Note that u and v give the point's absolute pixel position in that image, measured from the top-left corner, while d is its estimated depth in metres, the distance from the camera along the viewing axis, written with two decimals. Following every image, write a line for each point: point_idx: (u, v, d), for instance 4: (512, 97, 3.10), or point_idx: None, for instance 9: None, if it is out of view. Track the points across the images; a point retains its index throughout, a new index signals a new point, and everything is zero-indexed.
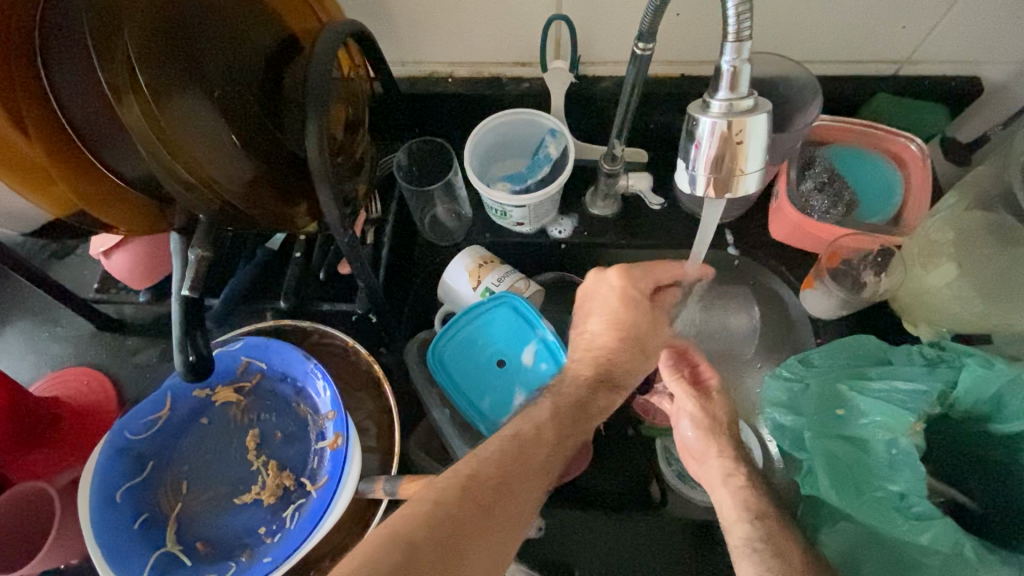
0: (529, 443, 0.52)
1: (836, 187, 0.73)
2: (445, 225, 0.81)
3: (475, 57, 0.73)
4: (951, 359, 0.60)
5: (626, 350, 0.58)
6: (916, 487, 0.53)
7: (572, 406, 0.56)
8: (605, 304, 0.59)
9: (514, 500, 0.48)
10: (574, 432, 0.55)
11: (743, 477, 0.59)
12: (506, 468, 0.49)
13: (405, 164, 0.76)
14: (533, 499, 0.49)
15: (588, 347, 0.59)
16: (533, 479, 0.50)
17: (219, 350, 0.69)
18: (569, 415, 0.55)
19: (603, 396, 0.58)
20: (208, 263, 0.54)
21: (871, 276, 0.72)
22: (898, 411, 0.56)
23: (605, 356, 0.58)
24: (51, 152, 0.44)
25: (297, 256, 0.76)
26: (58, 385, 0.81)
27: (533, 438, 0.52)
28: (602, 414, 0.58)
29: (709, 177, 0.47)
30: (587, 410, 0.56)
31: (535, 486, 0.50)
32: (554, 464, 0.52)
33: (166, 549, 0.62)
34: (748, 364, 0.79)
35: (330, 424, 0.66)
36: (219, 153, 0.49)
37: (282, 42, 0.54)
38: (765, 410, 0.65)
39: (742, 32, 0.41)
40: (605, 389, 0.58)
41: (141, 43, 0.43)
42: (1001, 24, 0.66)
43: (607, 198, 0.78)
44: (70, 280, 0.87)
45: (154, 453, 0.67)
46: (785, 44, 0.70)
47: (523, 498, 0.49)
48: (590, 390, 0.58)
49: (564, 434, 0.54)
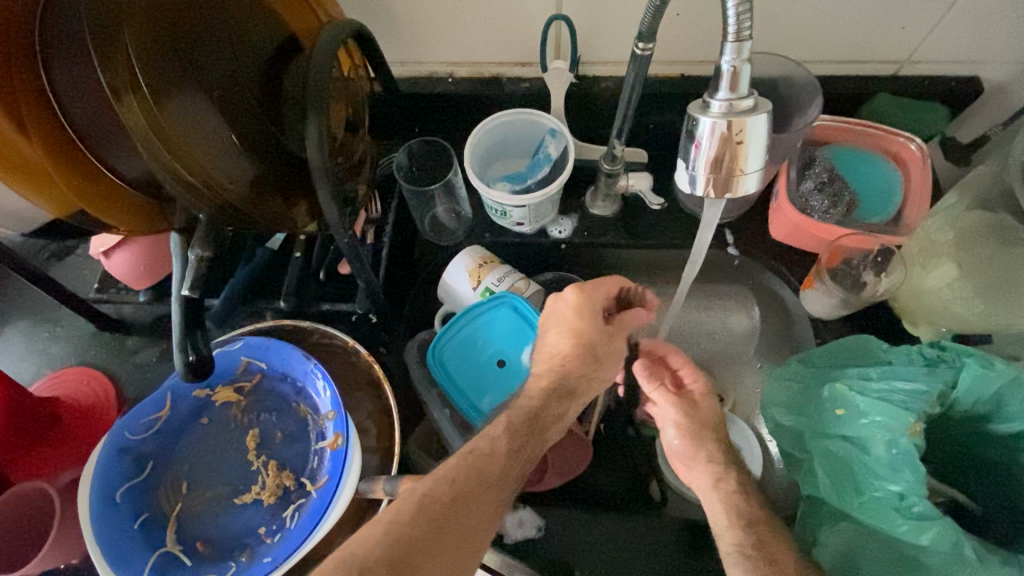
0: (486, 455, 0.51)
1: (836, 187, 0.73)
2: (445, 225, 0.82)
3: (475, 57, 0.73)
4: (951, 359, 0.59)
5: (581, 359, 0.59)
6: (916, 488, 0.53)
7: (525, 416, 0.55)
8: (561, 319, 0.61)
9: (472, 514, 0.48)
10: (530, 443, 0.54)
11: (732, 482, 0.58)
12: (460, 484, 0.49)
13: (405, 165, 0.77)
14: (492, 512, 0.49)
15: (547, 356, 0.60)
16: (491, 491, 0.50)
17: (219, 350, 0.69)
18: (523, 425, 0.55)
19: (557, 404, 0.58)
20: (208, 263, 0.54)
21: (871, 276, 0.72)
22: (898, 411, 0.55)
23: (561, 364, 0.59)
24: (51, 152, 0.44)
25: (297, 257, 0.76)
26: (58, 385, 0.81)
27: (487, 451, 0.52)
28: (557, 424, 0.58)
29: (710, 177, 0.47)
30: (543, 420, 0.56)
31: (494, 498, 0.49)
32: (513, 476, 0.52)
33: (166, 549, 0.63)
34: (748, 364, 0.81)
35: (330, 424, 0.66)
36: (219, 154, 0.49)
37: (282, 43, 0.54)
38: (766, 409, 0.67)
39: (742, 32, 0.41)
40: (559, 397, 0.58)
41: (141, 43, 0.43)
42: (1001, 24, 0.66)
43: (607, 198, 0.78)
44: (70, 280, 0.87)
45: (154, 453, 0.67)
46: (785, 44, 0.70)
47: (481, 511, 0.48)
48: (546, 398, 0.57)
49: (519, 444, 0.53)
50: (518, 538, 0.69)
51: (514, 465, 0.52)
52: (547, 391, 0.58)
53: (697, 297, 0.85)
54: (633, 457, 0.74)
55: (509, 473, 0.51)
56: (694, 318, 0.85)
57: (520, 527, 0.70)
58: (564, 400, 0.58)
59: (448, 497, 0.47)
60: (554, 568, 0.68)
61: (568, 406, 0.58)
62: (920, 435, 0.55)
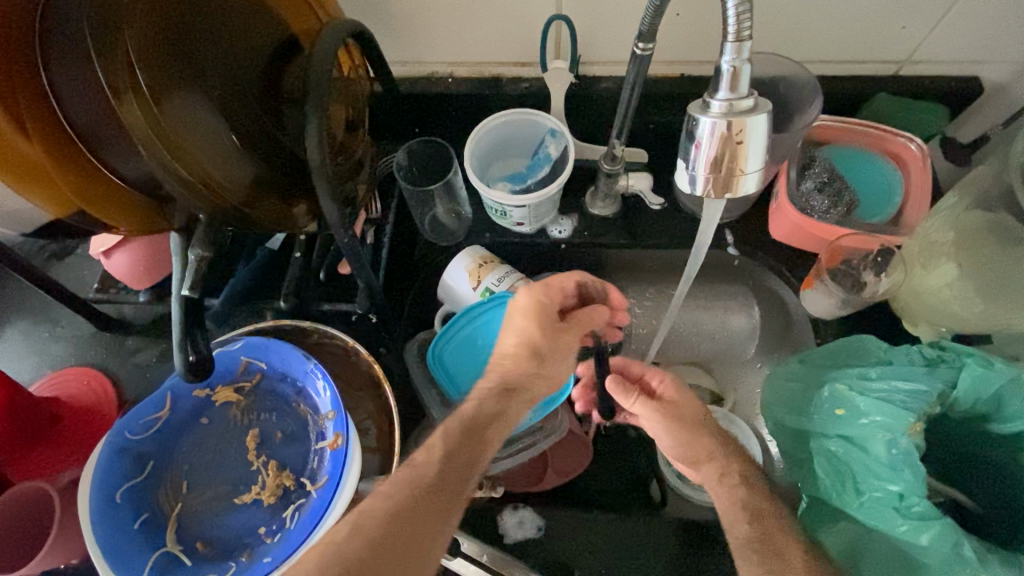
0: (422, 469, 0.49)
1: (836, 187, 0.73)
2: (445, 225, 0.81)
3: (475, 57, 0.73)
4: (951, 359, 0.59)
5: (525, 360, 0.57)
6: (915, 487, 0.52)
7: (461, 422, 0.52)
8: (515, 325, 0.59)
9: (412, 533, 0.45)
10: (470, 444, 0.51)
11: (736, 476, 0.58)
12: (393, 504, 0.46)
13: (405, 165, 0.77)
14: (434, 525, 0.46)
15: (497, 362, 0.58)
16: (430, 505, 0.47)
17: (219, 350, 0.69)
18: (458, 429, 0.52)
19: (495, 401, 0.54)
20: (208, 263, 0.54)
21: (871, 276, 0.71)
22: (898, 411, 0.55)
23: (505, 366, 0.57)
24: (51, 152, 0.44)
25: (297, 256, 0.74)
26: (57, 385, 0.81)
27: (422, 464, 0.49)
28: (503, 422, 0.54)
29: (709, 177, 0.47)
30: (480, 421, 0.53)
31: (435, 511, 0.47)
32: (456, 481, 0.49)
33: (166, 549, 0.63)
34: (748, 364, 0.83)
35: (330, 424, 0.66)
36: (220, 154, 0.49)
37: (282, 43, 0.54)
38: (770, 411, 0.68)
39: (742, 32, 0.41)
40: (496, 397, 0.55)
41: (141, 43, 0.43)
42: (1001, 24, 0.66)
43: (607, 198, 0.78)
44: (70, 280, 0.87)
45: (154, 453, 0.67)
46: (784, 44, 0.70)
47: (421, 527, 0.46)
48: (483, 401, 0.54)
49: (456, 450, 0.50)
50: (518, 538, 0.69)
51: (456, 473, 0.49)
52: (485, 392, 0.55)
53: (697, 299, 0.86)
54: (632, 456, 0.76)
55: (450, 483, 0.49)
56: (694, 317, 0.86)
57: (520, 527, 0.69)
58: (502, 400, 0.55)
59: (381, 520, 0.45)
60: (555, 569, 0.68)
61: (506, 405, 0.55)
62: (920, 435, 0.55)
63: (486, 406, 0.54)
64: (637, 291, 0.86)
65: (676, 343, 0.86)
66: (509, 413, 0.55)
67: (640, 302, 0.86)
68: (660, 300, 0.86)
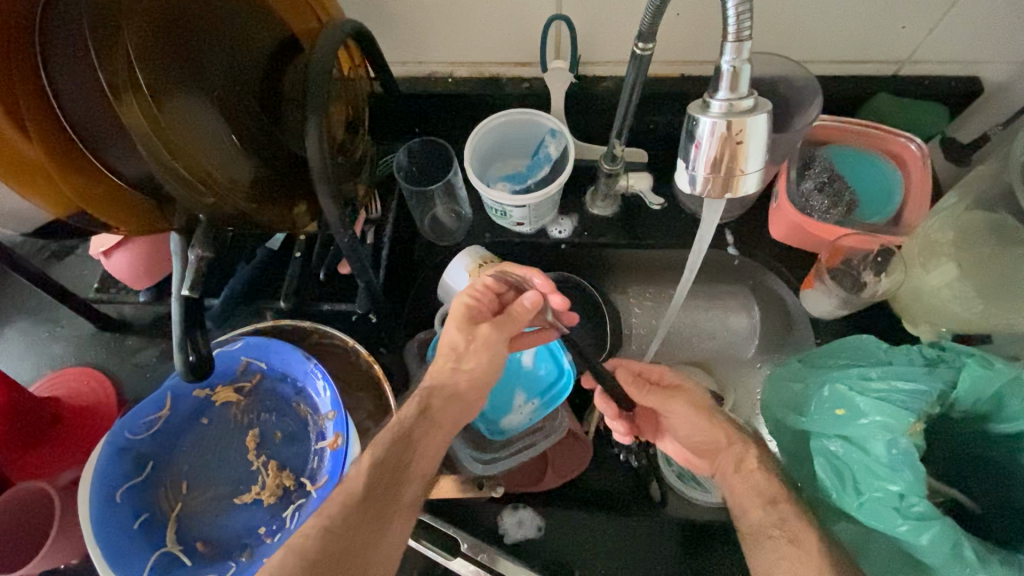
0: (353, 483, 0.51)
1: (836, 187, 0.73)
2: (445, 225, 0.81)
3: (475, 57, 0.73)
4: (951, 359, 0.59)
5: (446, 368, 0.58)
6: (915, 487, 0.52)
7: (390, 431, 0.54)
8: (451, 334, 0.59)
9: (348, 546, 0.47)
10: (403, 456, 0.53)
11: (753, 461, 0.58)
12: (325, 520, 0.48)
13: (405, 165, 0.76)
14: (368, 536, 0.49)
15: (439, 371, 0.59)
16: (362, 516, 0.49)
17: (219, 350, 0.69)
18: (387, 437, 0.54)
19: (418, 412, 0.56)
20: (209, 262, 0.54)
21: (871, 276, 0.71)
22: (898, 411, 0.55)
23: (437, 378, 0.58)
24: (50, 152, 0.43)
25: (297, 256, 0.75)
26: (57, 385, 0.81)
27: (353, 478, 0.51)
28: (439, 432, 0.56)
29: (709, 177, 0.47)
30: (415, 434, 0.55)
31: (368, 522, 0.49)
32: (391, 492, 0.51)
33: (166, 549, 0.63)
34: (749, 364, 0.82)
35: (330, 424, 0.66)
36: (220, 154, 0.49)
37: (282, 42, 0.54)
38: (772, 410, 0.67)
39: (742, 32, 0.41)
40: (419, 402, 0.56)
41: (142, 43, 0.42)
42: (1002, 24, 0.66)
43: (607, 198, 0.78)
44: (71, 280, 0.87)
45: (154, 453, 0.67)
46: (785, 44, 0.70)
47: (357, 538, 0.48)
48: (409, 409, 0.56)
49: (383, 459, 0.52)
50: (517, 538, 0.69)
51: (387, 482, 0.51)
52: (410, 402, 0.56)
53: (698, 298, 0.86)
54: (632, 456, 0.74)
55: (381, 492, 0.51)
56: (695, 317, 0.86)
57: (520, 527, 0.70)
58: (423, 404, 0.56)
59: (314, 539, 0.47)
60: (554, 568, 0.68)
61: (428, 405, 0.56)
62: (919, 435, 0.55)
63: (408, 412, 0.55)
64: (637, 291, 0.86)
65: (677, 343, 0.85)
66: (434, 416, 0.56)
67: (639, 302, 0.86)
68: (659, 300, 0.86)
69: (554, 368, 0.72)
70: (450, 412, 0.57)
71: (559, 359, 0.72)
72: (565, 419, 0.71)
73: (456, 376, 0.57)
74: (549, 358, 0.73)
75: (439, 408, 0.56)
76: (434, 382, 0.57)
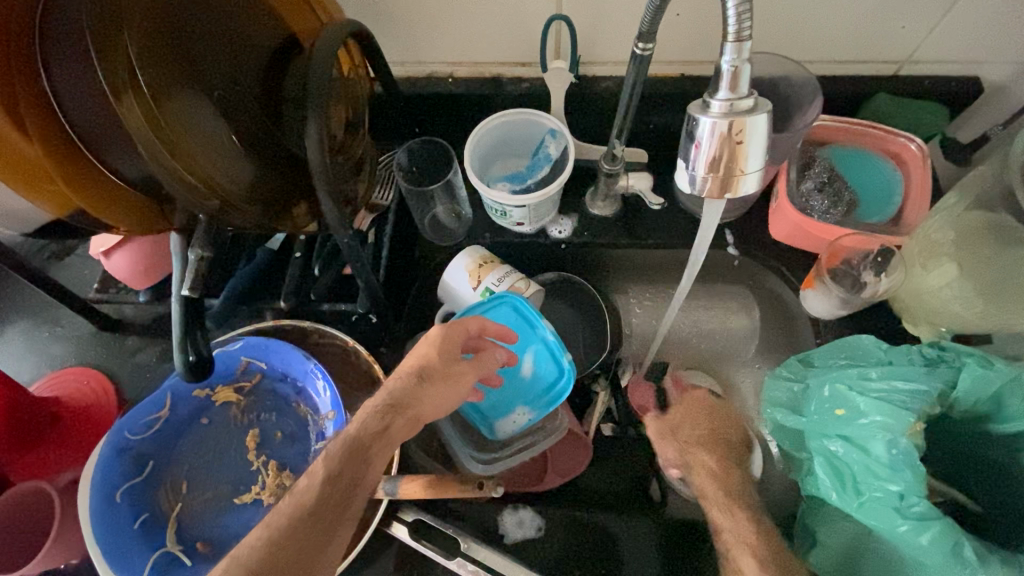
0: (304, 496, 0.49)
1: (836, 187, 0.73)
2: (445, 225, 0.81)
3: (475, 57, 0.73)
4: (951, 359, 0.60)
5: (369, 430, 0.53)
6: (915, 488, 0.54)
7: (346, 444, 0.51)
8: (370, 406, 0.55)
9: (295, 556, 0.46)
10: (351, 472, 0.51)
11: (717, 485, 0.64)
12: (270, 533, 0.47)
13: (405, 165, 0.76)
14: (314, 548, 0.47)
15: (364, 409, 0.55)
16: (310, 530, 0.48)
17: (219, 350, 0.69)
18: (340, 452, 0.51)
19: (389, 435, 0.53)
20: (208, 263, 0.53)
21: (871, 276, 0.70)
22: (898, 411, 0.56)
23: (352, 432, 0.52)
24: (50, 152, 0.43)
25: (297, 256, 0.76)
26: (58, 385, 0.81)
27: (304, 490, 0.49)
28: (386, 453, 0.54)
29: (709, 177, 0.47)
30: (363, 444, 0.52)
31: (318, 534, 0.47)
32: (348, 505, 0.50)
33: (166, 549, 0.63)
34: (748, 364, 0.84)
35: (330, 424, 0.66)
36: (220, 153, 0.49)
37: (282, 44, 0.55)
38: (766, 410, 0.68)
39: (742, 32, 0.41)
40: (381, 414, 0.54)
41: (141, 44, 0.42)
42: (1004, 23, 0.65)
43: (607, 198, 0.78)
44: (70, 281, 0.87)
45: (153, 453, 0.67)
46: (784, 44, 0.70)
47: (303, 551, 0.47)
48: (372, 421, 0.53)
49: (337, 474, 0.50)
50: (518, 538, 0.69)
51: (337, 497, 0.49)
52: (370, 411, 0.54)
53: (698, 298, 0.86)
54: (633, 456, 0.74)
55: (334, 507, 0.49)
56: (695, 317, 0.86)
57: (520, 527, 0.69)
58: (386, 422, 0.53)
59: (259, 551, 0.46)
60: (556, 568, 0.68)
61: (390, 422, 0.53)
62: (920, 435, 0.56)
63: (372, 426, 0.53)
64: (637, 291, 0.87)
65: (677, 342, 0.86)
66: (393, 434, 0.54)
67: (640, 301, 0.86)
68: (659, 300, 0.87)
69: (553, 368, 0.67)
70: (433, 400, 0.57)
71: (558, 358, 0.66)
72: (565, 420, 0.70)
73: (422, 396, 0.56)
74: (548, 357, 0.67)
75: (407, 404, 0.55)
76: (397, 397, 0.55)
